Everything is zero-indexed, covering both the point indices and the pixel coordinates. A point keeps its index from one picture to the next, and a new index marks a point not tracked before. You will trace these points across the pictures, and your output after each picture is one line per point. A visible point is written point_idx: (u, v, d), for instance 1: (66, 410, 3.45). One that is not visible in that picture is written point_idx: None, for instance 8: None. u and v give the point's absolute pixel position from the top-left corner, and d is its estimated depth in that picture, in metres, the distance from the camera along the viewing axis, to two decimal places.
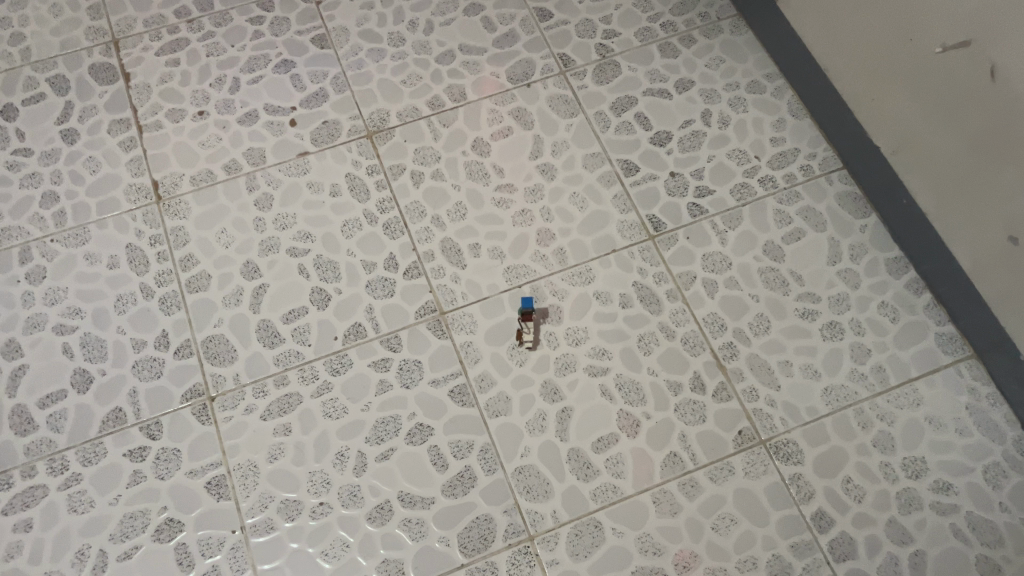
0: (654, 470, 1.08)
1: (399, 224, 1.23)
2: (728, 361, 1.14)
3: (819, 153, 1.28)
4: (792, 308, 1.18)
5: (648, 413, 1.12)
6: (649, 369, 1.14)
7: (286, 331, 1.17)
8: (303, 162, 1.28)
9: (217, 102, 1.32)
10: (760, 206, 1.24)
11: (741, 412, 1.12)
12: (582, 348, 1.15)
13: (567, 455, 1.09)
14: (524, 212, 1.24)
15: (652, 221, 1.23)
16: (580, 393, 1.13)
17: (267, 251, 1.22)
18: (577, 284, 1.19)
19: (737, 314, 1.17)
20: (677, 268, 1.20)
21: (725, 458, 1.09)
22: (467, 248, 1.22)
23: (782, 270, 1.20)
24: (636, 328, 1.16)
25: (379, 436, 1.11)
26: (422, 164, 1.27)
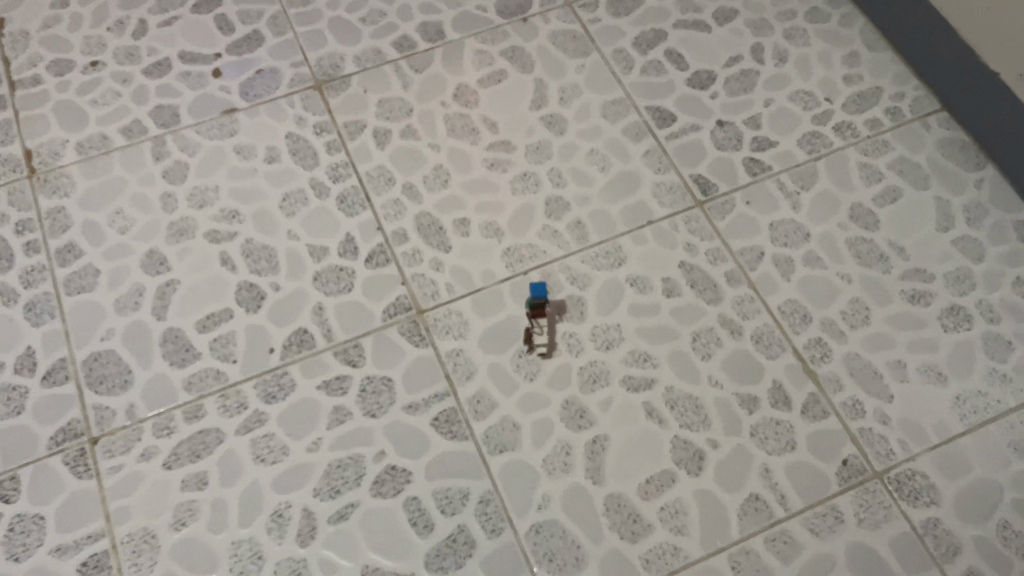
0: (729, 523, 0.76)
1: (358, 196, 0.91)
2: (818, 365, 0.83)
3: (908, 91, 0.97)
4: (898, 290, 0.86)
5: (713, 441, 0.79)
6: (711, 380, 0.82)
7: (202, 343, 0.83)
8: (230, 121, 0.96)
9: (117, 49, 1.00)
10: (840, 159, 0.93)
11: (844, 435, 0.80)
12: (616, 354, 0.83)
13: (604, 506, 0.77)
14: (526, 176, 0.92)
15: (698, 183, 0.92)
16: (617, 416, 0.80)
17: (177, 237, 0.89)
18: (603, 268, 0.87)
19: (823, 301, 0.86)
20: (736, 243, 0.89)
21: (828, 502, 0.77)
22: (452, 225, 0.90)
23: (878, 240, 0.89)
24: (687, 325, 0.85)
25: (332, 488, 0.77)
26: (388, 120, 0.96)
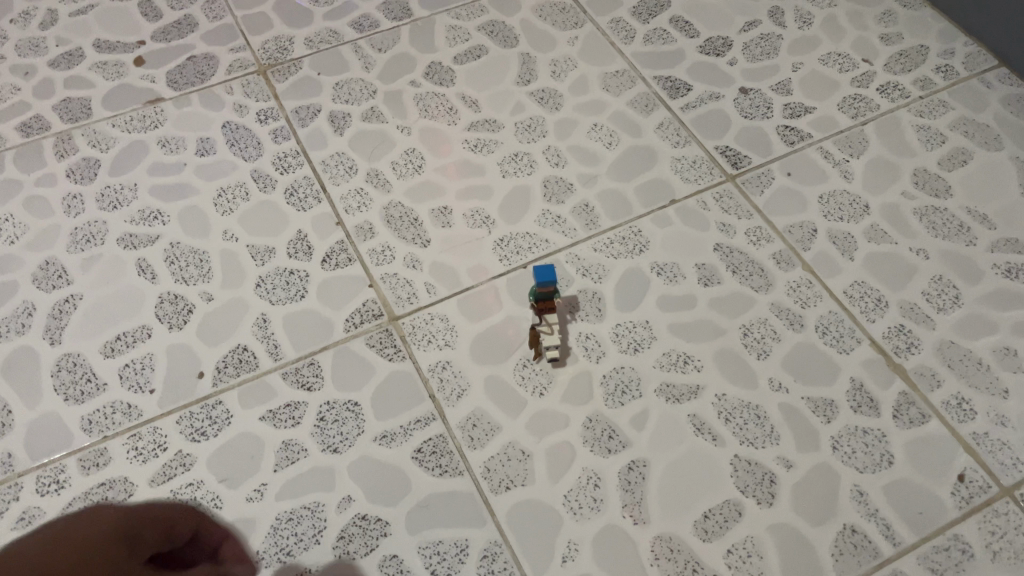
0: (821, 566, 0.56)
1: (311, 187, 0.74)
2: (905, 358, 0.65)
3: (958, 47, 0.83)
4: (988, 264, 0.69)
5: (786, 459, 0.60)
6: (772, 383, 0.64)
7: (108, 371, 0.64)
8: (154, 111, 0.78)
9: (19, 41, 0.84)
10: (891, 122, 0.78)
11: (954, 442, 0.61)
12: (647, 358, 0.65)
13: (651, 553, 0.57)
14: (518, 157, 0.76)
15: (725, 155, 0.76)
16: (656, 435, 0.62)
17: (82, 244, 0.70)
18: (620, 256, 0.70)
19: (899, 281, 0.69)
20: (782, 220, 0.72)
21: (949, 531, 0.58)
22: (429, 215, 0.72)
23: (953, 208, 0.72)
24: (734, 319, 0.67)
25: (281, 549, 0.57)
26: (346, 103, 0.79)
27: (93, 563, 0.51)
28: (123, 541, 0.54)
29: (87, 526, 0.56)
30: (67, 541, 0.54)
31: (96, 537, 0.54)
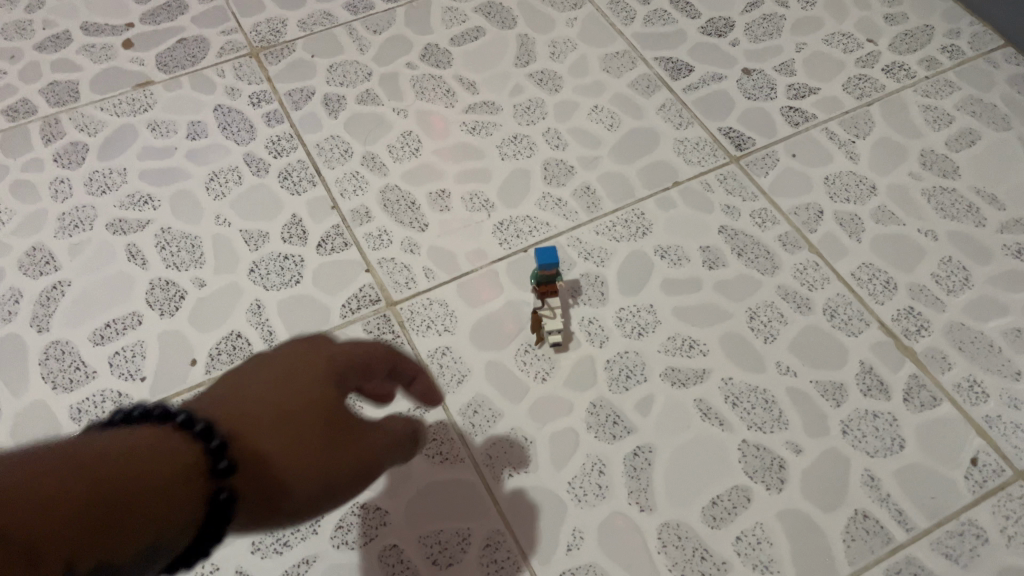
0: (833, 552, 0.55)
1: (305, 171, 0.72)
2: (915, 340, 0.63)
3: (964, 27, 0.82)
4: (998, 245, 0.68)
5: (795, 443, 0.59)
6: (780, 367, 0.62)
7: (98, 358, 0.62)
8: (143, 94, 0.77)
9: (4, 24, 0.82)
10: (897, 102, 0.77)
11: (966, 425, 0.60)
12: (651, 342, 0.64)
13: (658, 541, 0.55)
14: (517, 139, 0.74)
15: (729, 137, 0.75)
16: (662, 420, 0.60)
17: (71, 230, 0.68)
18: (623, 239, 0.69)
19: (908, 263, 0.67)
20: (787, 201, 0.71)
21: (963, 516, 0.56)
22: (427, 198, 0.70)
23: (961, 188, 0.71)
24: (740, 302, 0.65)
25: (278, 539, 0.55)
26: (341, 85, 0.77)
27: (314, 423, 0.44)
28: (342, 377, 0.46)
29: (317, 354, 0.47)
30: (247, 380, 0.45)
31: (309, 373, 0.45)
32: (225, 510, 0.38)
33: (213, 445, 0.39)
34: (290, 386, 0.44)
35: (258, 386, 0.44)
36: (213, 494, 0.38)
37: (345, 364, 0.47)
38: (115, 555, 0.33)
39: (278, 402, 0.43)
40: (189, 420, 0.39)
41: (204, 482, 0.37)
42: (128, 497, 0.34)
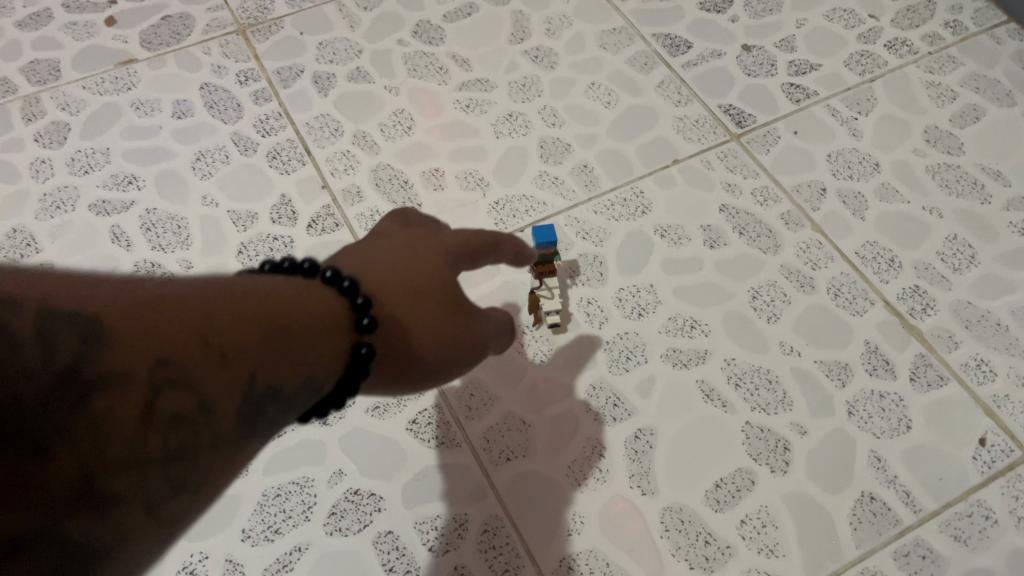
0: (840, 536, 0.54)
1: (295, 150, 0.70)
2: (921, 319, 0.62)
3: (967, 3, 0.80)
4: (1003, 222, 0.66)
5: (800, 424, 0.58)
6: (784, 348, 0.61)
7: None
8: (127, 73, 0.74)
9: None
10: (899, 79, 0.75)
11: (974, 405, 0.58)
12: (652, 323, 0.62)
13: (661, 525, 0.54)
14: (512, 117, 0.72)
15: (729, 114, 0.73)
16: (663, 402, 0.59)
17: (52, 211, 0.66)
18: (622, 218, 0.67)
19: (912, 241, 0.66)
20: (789, 179, 0.69)
21: (972, 497, 0.55)
22: (420, 177, 0.69)
23: (966, 165, 0.70)
24: (742, 281, 0.64)
25: (269, 527, 0.53)
26: (331, 63, 0.75)
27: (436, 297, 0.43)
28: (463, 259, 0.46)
29: (434, 234, 0.46)
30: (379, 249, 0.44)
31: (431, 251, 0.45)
32: (364, 365, 0.38)
33: (356, 302, 0.39)
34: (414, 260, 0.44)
35: (378, 251, 0.44)
36: (353, 349, 0.38)
37: (470, 250, 0.46)
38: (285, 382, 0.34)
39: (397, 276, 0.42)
40: (337, 276, 0.39)
41: (347, 336, 0.38)
42: (294, 330, 0.35)
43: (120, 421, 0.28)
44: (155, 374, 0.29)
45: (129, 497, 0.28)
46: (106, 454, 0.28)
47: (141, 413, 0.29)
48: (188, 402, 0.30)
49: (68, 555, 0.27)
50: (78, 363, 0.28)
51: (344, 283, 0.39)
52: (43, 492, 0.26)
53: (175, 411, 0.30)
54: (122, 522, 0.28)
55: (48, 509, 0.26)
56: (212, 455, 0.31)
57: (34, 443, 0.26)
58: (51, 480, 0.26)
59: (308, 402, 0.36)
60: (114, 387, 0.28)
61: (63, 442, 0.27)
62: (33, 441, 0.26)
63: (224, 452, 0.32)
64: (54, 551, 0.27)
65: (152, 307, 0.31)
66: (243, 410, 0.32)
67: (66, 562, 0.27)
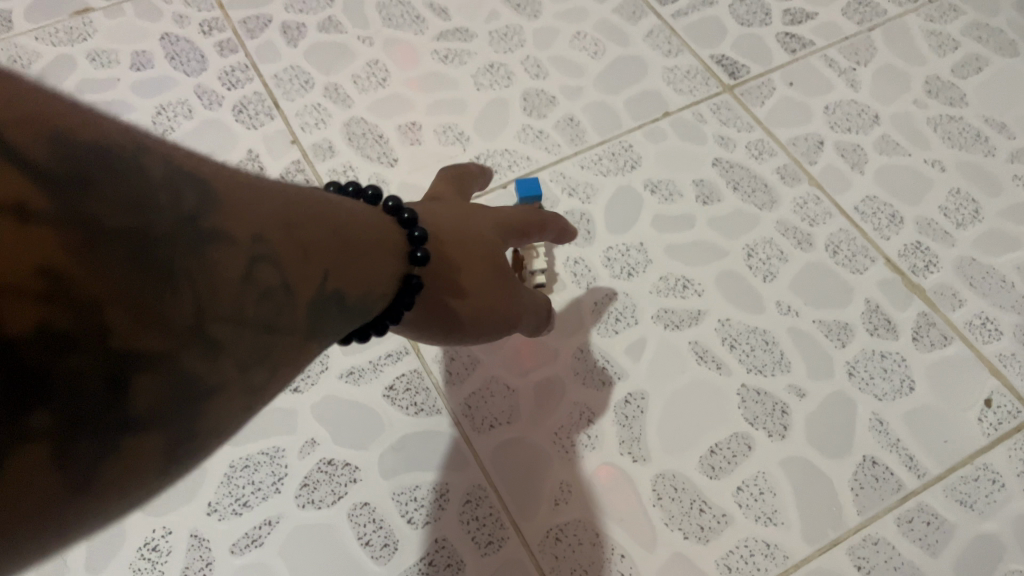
0: (841, 502, 0.51)
1: (262, 103, 0.66)
2: (923, 276, 0.59)
3: None
4: (1008, 175, 0.63)
5: (798, 387, 0.55)
6: (780, 307, 0.58)
7: None
8: (81, 22, 0.70)
9: None
10: (898, 28, 0.72)
11: (978, 365, 0.56)
12: (642, 282, 0.59)
13: (653, 493, 0.51)
14: (494, 68, 0.68)
15: (721, 64, 0.69)
16: (654, 365, 0.56)
17: None
18: (610, 174, 0.63)
19: (914, 196, 0.63)
20: (784, 132, 0.66)
21: (978, 460, 0.52)
22: (396, 131, 0.65)
23: (969, 116, 0.66)
24: (736, 238, 0.61)
25: (237, 499, 0.50)
26: (301, 12, 0.71)
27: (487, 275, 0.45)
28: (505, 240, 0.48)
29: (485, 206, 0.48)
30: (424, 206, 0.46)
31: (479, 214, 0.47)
32: (410, 295, 0.39)
33: (413, 235, 0.39)
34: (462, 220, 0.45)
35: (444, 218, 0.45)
36: (405, 278, 0.39)
37: (513, 219, 0.49)
38: (346, 290, 0.33)
39: (458, 229, 0.44)
40: (398, 209, 0.40)
41: (401, 262, 0.38)
42: (354, 242, 0.34)
43: (227, 273, 0.26)
44: (255, 241, 0.27)
45: (228, 345, 0.26)
46: (215, 297, 0.25)
47: (243, 268, 0.26)
48: (276, 274, 0.28)
49: (177, 387, 0.23)
50: (198, 204, 0.25)
51: (405, 215, 0.40)
52: (168, 315, 0.23)
53: (267, 281, 0.28)
54: (221, 370, 0.25)
55: (169, 335, 0.23)
56: (286, 335, 0.29)
57: (161, 265, 0.23)
58: (173, 306, 0.23)
59: (359, 313, 0.36)
60: (221, 242, 0.25)
61: (183, 271, 0.24)
62: (160, 264, 0.23)
63: (293, 336, 0.30)
64: (167, 378, 0.23)
65: (242, 180, 0.29)
66: (311, 303, 0.31)
67: (174, 394, 0.23)
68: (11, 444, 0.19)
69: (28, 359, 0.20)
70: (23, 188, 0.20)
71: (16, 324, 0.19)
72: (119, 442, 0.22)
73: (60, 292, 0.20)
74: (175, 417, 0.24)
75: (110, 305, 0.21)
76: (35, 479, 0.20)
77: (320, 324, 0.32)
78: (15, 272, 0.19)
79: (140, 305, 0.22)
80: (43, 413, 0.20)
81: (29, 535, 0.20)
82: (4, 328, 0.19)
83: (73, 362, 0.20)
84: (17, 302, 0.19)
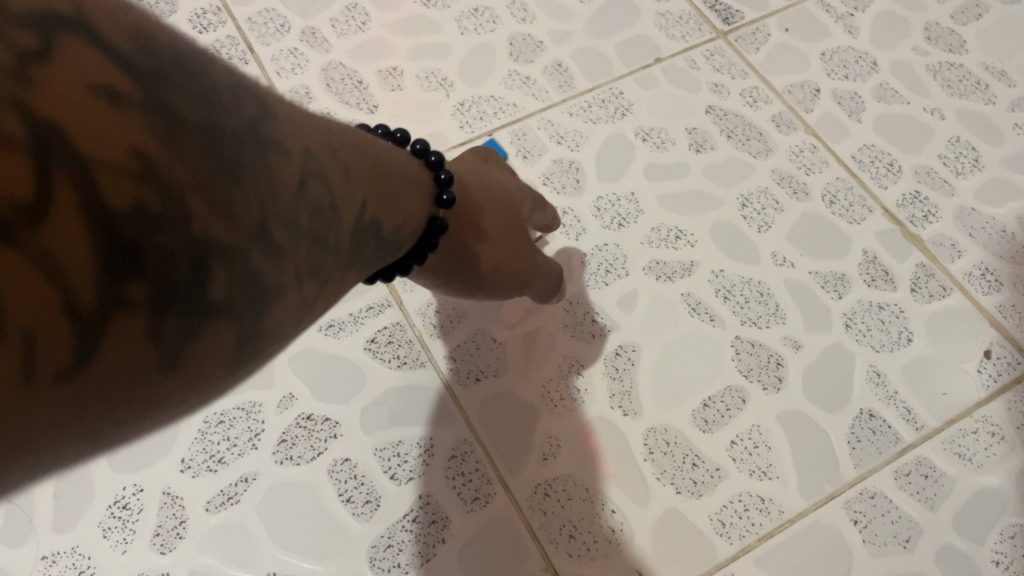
0: (837, 456, 0.49)
1: (236, 47, 0.63)
2: (922, 227, 0.57)
3: None
4: (1009, 123, 0.61)
5: (794, 339, 0.53)
6: (775, 258, 0.56)
7: None
8: None
9: None
10: None
11: (977, 316, 0.54)
12: (634, 233, 0.57)
13: (644, 448, 0.49)
14: (479, 12, 0.65)
15: (715, 10, 0.67)
16: (646, 316, 0.54)
17: None
18: (600, 121, 0.61)
19: (912, 144, 0.61)
20: (780, 79, 0.64)
21: (977, 413, 0.51)
22: (376, 77, 0.62)
23: (969, 64, 0.64)
24: (730, 187, 0.59)
25: (211, 456, 0.48)
26: None
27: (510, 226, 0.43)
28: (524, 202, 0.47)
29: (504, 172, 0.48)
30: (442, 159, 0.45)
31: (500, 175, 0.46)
32: (435, 237, 0.37)
33: (439, 176, 0.37)
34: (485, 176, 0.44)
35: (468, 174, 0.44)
36: (430, 219, 0.37)
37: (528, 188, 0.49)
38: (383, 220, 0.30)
39: (484, 182, 0.43)
40: (425, 152, 0.39)
41: (428, 203, 0.36)
42: (389, 176, 0.32)
43: (288, 179, 0.22)
44: (306, 154, 0.24)
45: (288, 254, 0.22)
46: (278, 199, 0.22)
47: (300, 178, 0.23)
48: (328, 192, 0.25)
49: (245, 284, 0.20)
50: (256, 107, 0.22)
51: (433, 157, 0.38)
52: (240, 212, 0.20)
53: (320, 197, 0.24)
54: (280, 276, 0.22)
55: (241, 230, 0.20)
56: (336, 255, 0.26)
57: (229, 157, 0.20)
58: (242, 201, 0.20)
59: (387, 250, 0.33)
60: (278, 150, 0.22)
61: (250, 169, 0.21)
62: (229, 157, 0.20)
63: (339, 258, 0.26)
64: (239, 274, 0.20)
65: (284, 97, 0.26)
66: (356, 228, 0.27)
67: (245, 294, 0.21)
68: (103, 318, 0.17)
69: (120, 234, 0.17)
70: (101, 58, 0.17)
71: (108, 194, 0.16)
72: (197, 334, 0.19)
73: (146, 173, 0.17)
74: (243, 313, 0.21)
75: (188, 189, 0.18)
76: (117, 370, 0.17)
77: (360, 252, 0.29)
78: (106, 141, 0.17)
79: (216, 197, 0.19)
80: (137, 285, 0.17)
81: (107, 421, 0.18)
82: (95, 196, 0.16)
83: (158, 243, 0.17)
84: (107, 168, 0.16)
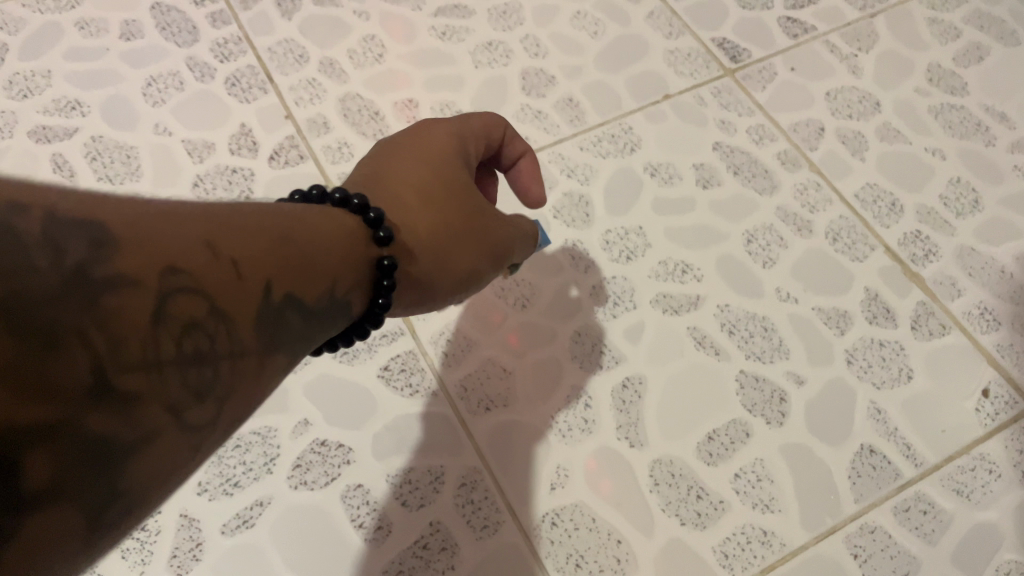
0: (839, 492, 0.51)
1: (256, 77, 0.64)
2: (923, 265, 0.59)
3: None
4: (1008, 165, 0.63)
5: (797, 374, 0.54)
6: (780, 293, 0.57)
7: None
8: None
9: None
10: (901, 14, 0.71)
11: (977, 354, 0.55)
12: (642, 266, 0.58)
13: (650, 479, 0.51)
14: (493, 46, 0.67)
15: (723, 47, 0.68)
16: (653, 348, 0.55)
17: None
18: (609, 155, 0.63)
19: (914, 183, 0.62)
20: (785, 118, 0.65)
21: (976, 450, 0.52)
22: (392, 108, 0.64)
23: (971, 105, 0.66)
24: (738, 222, 0.60)
25: (227, 480, 0.49)
26: None
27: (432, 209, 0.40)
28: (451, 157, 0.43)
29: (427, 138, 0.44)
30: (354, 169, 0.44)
31: (415, 142, 0.43)
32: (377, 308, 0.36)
33: (378, 235, 0.36)
34: (401, 160, 0.42)
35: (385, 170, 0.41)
36: (375, 278, 0.36)
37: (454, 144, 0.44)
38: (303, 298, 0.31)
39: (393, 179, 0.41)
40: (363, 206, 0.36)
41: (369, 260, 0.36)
42: (307, 248, 0.32)
43: (141, 325, 0.24)
44: (169, 271, 0.25)
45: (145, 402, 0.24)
46: (123, 355, 0.23)
47: (157, 311, 0.25)
48: (202, 303, 0.26)
49: (79, 456, 0.22)
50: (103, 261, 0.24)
51: (370, 213, 0.36)
52: (59, 387, 0.22)
53: (188, 313, 0.26)
54: (139, 426, 0.24)
55: (67, 404, 0.22)
56: (231, 369, 0.27)
57: (46, 330, 0.22)
58: (66, 373, 0.22)
59: (328, 325, 0.33)
60: (129, 302, 0.24)
61: (76, 335, 0.22)
62: (44, 333, 0.22)
63: (239, 365, 0.28)
64: (68, 448, 0.22)
65: (158, 206, 0.27)
66: (255, 325, 0.29)
67: (79, 465, 0.22)
68: None
69: None
70: None
71: None
72: (22, 517, 0.21)
73: None
74: (80, 486, 0.22)
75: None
76: None
77: (278, 341, 0.30)
78: None
79: (26, 380, 0.21)
80: None
81: None
82: None
83: None
84: None
